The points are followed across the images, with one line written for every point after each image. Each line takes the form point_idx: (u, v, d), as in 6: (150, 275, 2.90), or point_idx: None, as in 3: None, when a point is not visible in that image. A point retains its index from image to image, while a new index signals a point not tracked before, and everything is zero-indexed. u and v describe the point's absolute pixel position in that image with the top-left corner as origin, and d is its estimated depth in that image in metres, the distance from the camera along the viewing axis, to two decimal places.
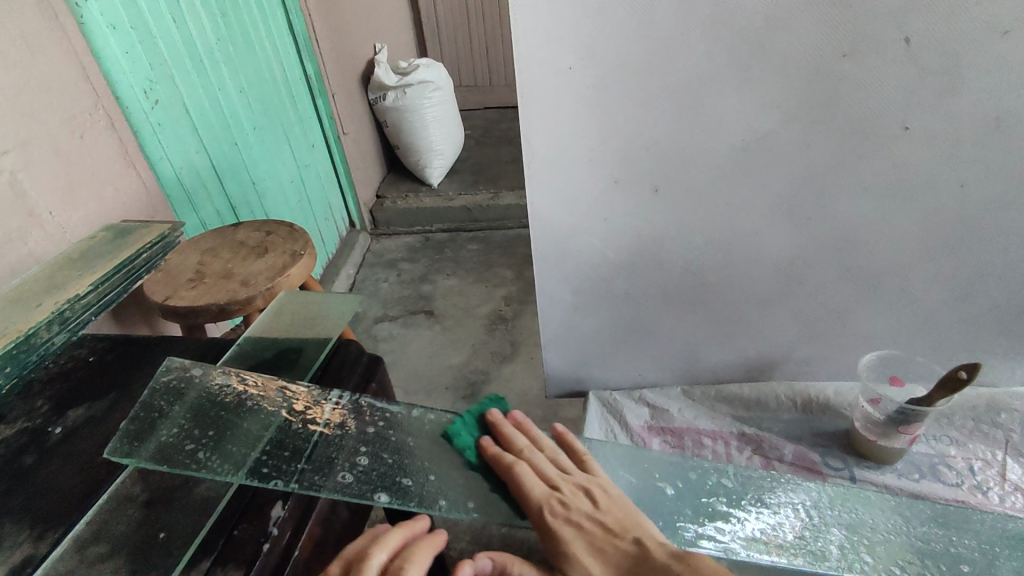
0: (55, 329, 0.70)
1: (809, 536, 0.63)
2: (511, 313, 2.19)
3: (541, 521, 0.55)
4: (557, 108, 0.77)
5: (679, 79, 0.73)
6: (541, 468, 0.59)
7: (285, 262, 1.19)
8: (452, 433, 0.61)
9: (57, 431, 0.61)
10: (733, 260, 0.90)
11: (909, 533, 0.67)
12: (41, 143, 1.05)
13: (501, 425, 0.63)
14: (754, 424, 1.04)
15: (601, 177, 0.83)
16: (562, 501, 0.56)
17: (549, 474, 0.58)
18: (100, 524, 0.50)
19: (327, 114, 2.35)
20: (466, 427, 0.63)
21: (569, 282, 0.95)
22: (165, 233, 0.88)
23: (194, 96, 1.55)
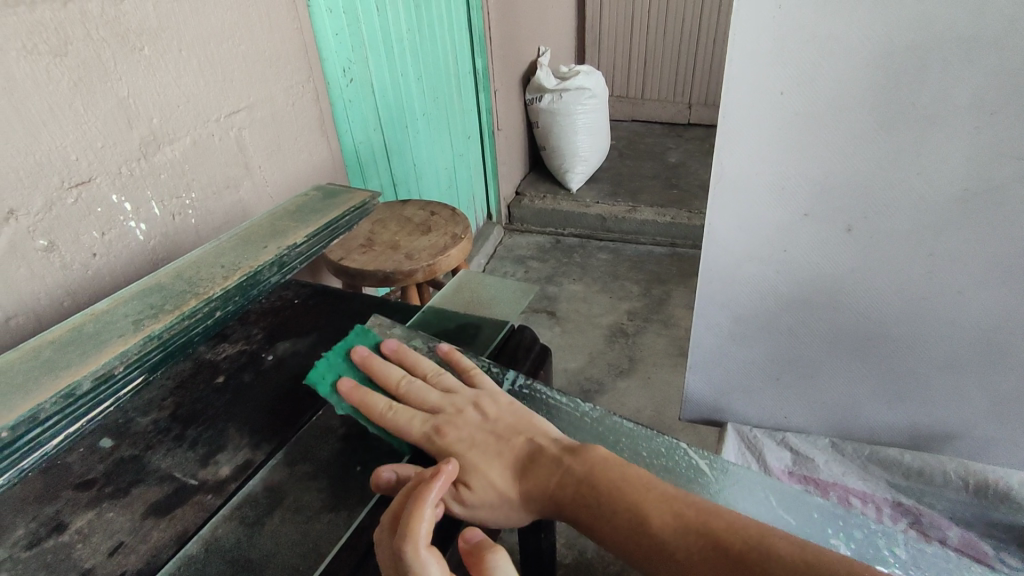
0: (274, 272, 0.78)
1: None
2: (632, 328, 2.17)
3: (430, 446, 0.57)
4: (758, 132, 0.77)
5: (904, 114, 0.70)
6: (422, 396, 0.61)
7: (447, 243, 1.27)
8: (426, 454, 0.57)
9: (269, 357, 0.70)
10: (921, 314, 0.84)
11: None
12: (264, 107, 1.19)
13: (370, 360, 0.64)
14: (913, 496, 0.96)
15: (790, 210, 0.81)
16: (450, 425, 0.58)
17: (453, 407, 0.60)
18: (306, 444, 0.57)
19: (486, 110, 2.45)
20: (328, 365, 0.64)
21: (730, 307, 0.94)
22: (366, 200, 0.95)
23: (380, 79, 1.69)
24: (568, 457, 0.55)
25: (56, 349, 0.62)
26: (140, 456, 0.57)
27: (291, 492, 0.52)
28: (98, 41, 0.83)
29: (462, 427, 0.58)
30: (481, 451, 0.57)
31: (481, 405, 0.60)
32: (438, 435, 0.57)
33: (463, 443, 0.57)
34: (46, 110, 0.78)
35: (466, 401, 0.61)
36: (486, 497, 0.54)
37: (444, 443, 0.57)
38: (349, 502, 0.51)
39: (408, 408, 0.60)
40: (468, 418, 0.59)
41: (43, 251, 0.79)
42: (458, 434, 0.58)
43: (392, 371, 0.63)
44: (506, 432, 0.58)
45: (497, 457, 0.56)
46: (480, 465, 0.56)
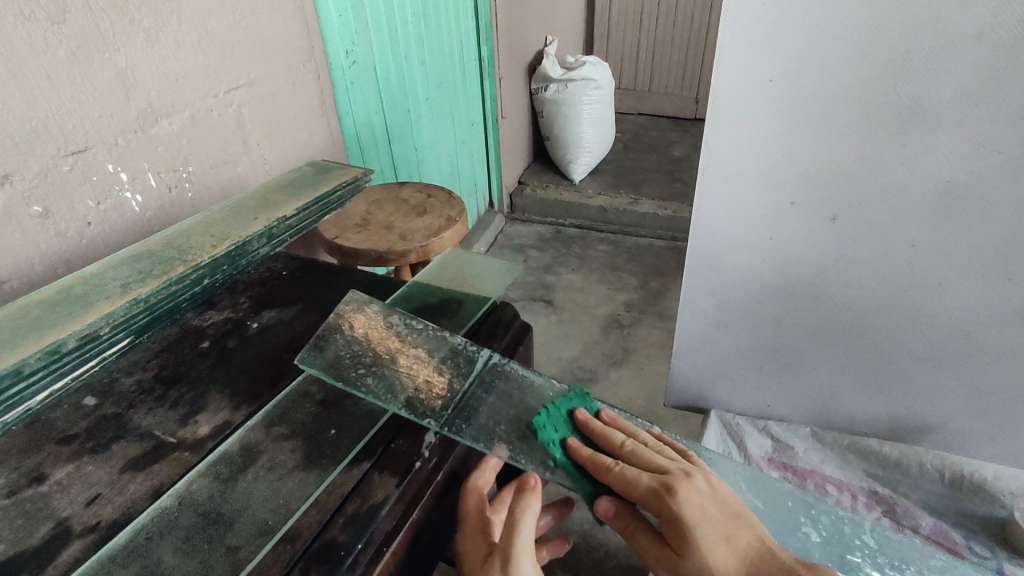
0: (263, 243, 0.80)
1: None
2: (628, 319, 2.17)
3: (658, 506, 0.53)
4: (746, 118, 0.77)
5: (892, 104, 0.71)
6: (649, 458, 0.56)
7: (441, 225, 1.27)
8: (546, 440, 0.58)
9: (254, 325, 0.71)
10: (904, 306, 0.85)
11: None
12: (264, 84, 1.19)
13: (592, 422, 0.60)
14: (888, 486, 0.99)
15: (777, 197, 0.82)
16: (683, 487, 0.53)
17: (694, 475, 0.55)
18: (284, 408, 0.58)
19: (490, 97, 2.45)
20: (548, 416, 0.60)
21: (716, 295, 0.95)
22: (358, 176, 0.96)
23: (383, 61, 1.69)
24: (801, 567, 0.51)
25: (45, 308, 0.64)
26: (122, 415, 0.58)
27: (266, 452, 0.53)
28: (97, 11, 0.84)
29: (696, 494, 0.53)
30: (714, 527, 0.52)
31: (712, 481, 0.55)
32: (669, 496, 0.53)
33: (699, 511, 0.52)
34: (43, 78, 0.78)
35: (695, 470, 0.56)
36: (704, 571, 0.51)
37: (677, 506, 0.52)
38: (321, 462, 0.52)
39: (634, 467, 0.56)
40: (697, 484, 0.54)
41: (38, 217, 0.81)
42: (694, 502, 0.53)
43: (616, 435, 0.59)
44: (740, 514, 0.54)
45: (727, 541, 0.52)
46: (707, 544, 0.51)
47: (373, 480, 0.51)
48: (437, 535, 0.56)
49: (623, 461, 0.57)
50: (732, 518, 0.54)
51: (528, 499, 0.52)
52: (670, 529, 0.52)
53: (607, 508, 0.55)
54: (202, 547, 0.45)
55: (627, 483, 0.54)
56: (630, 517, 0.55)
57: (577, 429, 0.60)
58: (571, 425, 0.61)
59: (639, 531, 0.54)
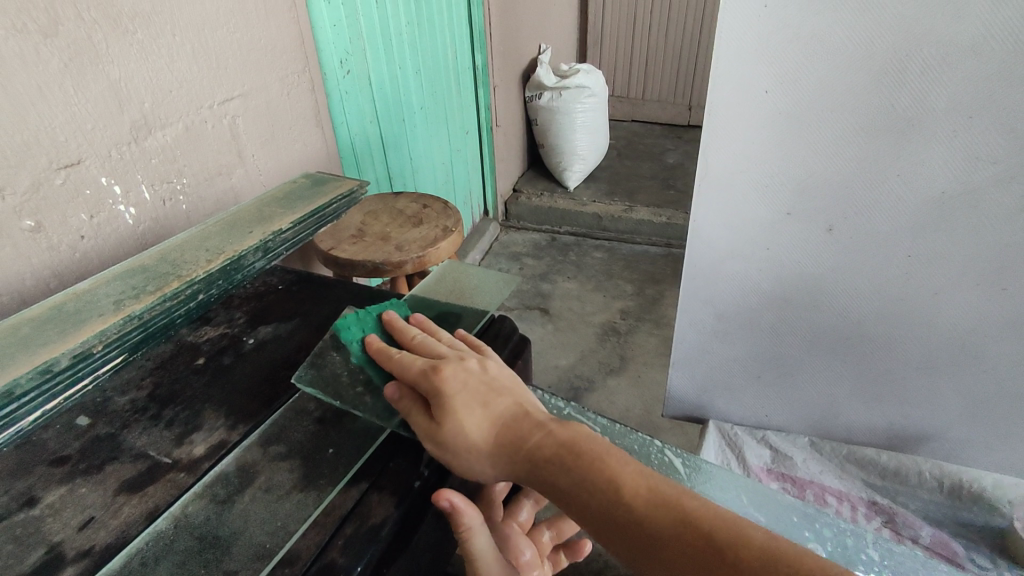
0: (258, 257, 0.78)
1: None
2: (624, 327, 2.17)
3: (426, 383, 0.54)
4: (742, 129, 0.78)
5: (887, 115, 0.71)
6: (433, 348, 0.59)
7: (437, 235, 1.27)
8: (342, 333, 0.63)
9: (250, 341, 0.70)
10: (901, 315, 0.85)
11: None
12: (258, 95, 1.19)
13: (397, 322, 0.63)
14: (887, 495, 1.00)
15: (774, 208, 0.82)
16: (448, 365, 0.55)
17: (464, 356, 0.57)
18: (281, 427, 0.57)
19: (485, 105, 2.45)
20: (356, 318, 0.65)
21: (713, 305, 0.95)
22: (354, 189, 0.96)
23: (378, 70, 1.69)
24: (554, 424, 0.52)
25: (35, 326, 0.62)
26: (116, 435, 0.57)
27: (263, 472, 0.53)
28: (90, 23, 0.83)
29: (461, 370, 0.55)
30: (470, 396, 0.53)
31: (490, 363, 0.57)
32: (434, 372, 0.54)
33: (456, 383, 0.53)
34: (35, 91, 0.78)
35: (472, 355, 0.58)
36: (456, 437, 0.51)
37: (438, 381, 0.53)
38: (320, 482, 0.52)
39: (415, 354, 0.58)
40: (469, 366, 0.56)
41: (30, 231, 0.80)
42: (457, 376, 0.54)
43: (410, 330, 0.62)
44: (501, 387, 0.55)
45: (484, 408, 0.53)
46: (461, 410, 0.52)
47: (373, 500, 0.51)
48: (442, 557, 0.56)
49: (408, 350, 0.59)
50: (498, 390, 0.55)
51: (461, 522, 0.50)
52: (432, 401, 0.53)
53: (393, 392, 0.55)
54: (198, 571, 0.45)
55: (401, 367, 0.56)
56: (406, 403, 0.54)
57: (386, 329, 0.64)
58: (379, 327, 0.64)
59: (410, 411, 0.54)
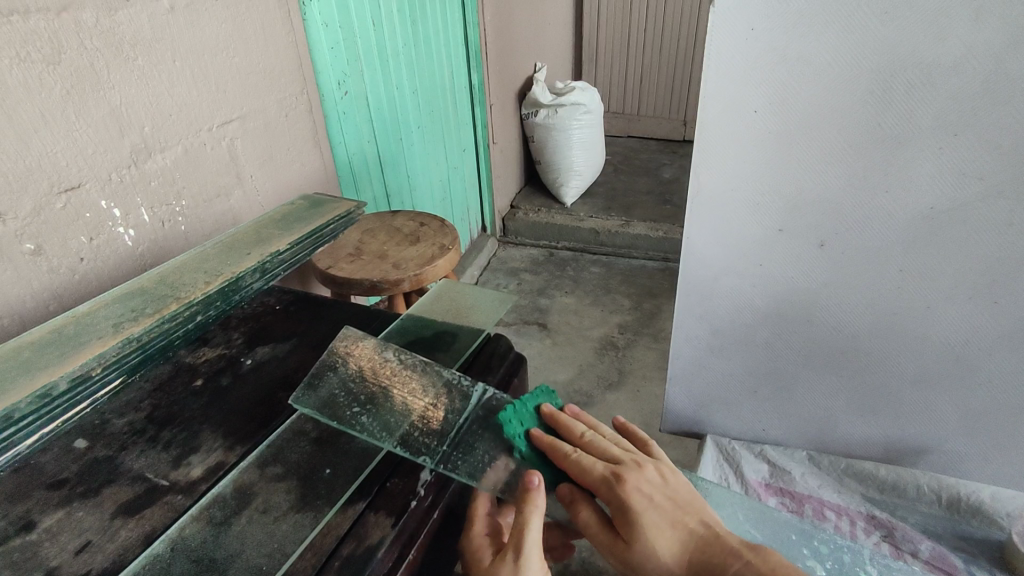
0: (257, 278, 0.79)
1: None
2: (622, 341, 2.18)
3: (608, 493, 0.55)
4: (732, 148, 0.79)
5: (874, 133, 0.72)
6: (604, 449, 0.59)
7: (435, 253, 1.28)
8: (504, 423, 0.61)
9: (248, 362, 0.71)
10: (895, 329, 0.85)
11: None
12: (257, 117, 1.20)
13: (557, 414, 0.62)
14: (886, 509, 1.01)
15: (765, 225, 0.83)
16: (629, 473, 0.56)
17: (647, 467, 0.57)
18: (278, 448, 0.58)
19: (482, 123, 2.48)
20: (515, 412, 0.62)
21: (709, 320, 0.96)
22: (351, 210, 0.97)
23: (375, 91, 1.71)
24: (747, 549, 0.52)
25: (35, 350, 0.63)
26: (114, 457, 0.58)
27: (261, 493, 0.53)
28: (92, 50, 0.85)
29: (646, 486, 0.55)
30: (666, 514, 0.55)
31: (668, 474, 0.58)
32: (619, 482, 0.55)
33: (649, 504, 0.54)
34: (39, 116, 0.79)
35: (649, 462, 0.58)
36: (649, 560, 0.53)
37: (625, 494, 0.54)
38: (316, 503, 0.52)
39: (589, 455, 0.58)
40: (648, 477, 0.56)
41: (30, 254, 0.81)
42: (640, 488, 0.55)
43: (577, 426, 0.61)
44: (687, 506, 0.56)
45: (671, 526, 0.54)
46: (652, 530, 0.53)
47: (369, 521, 0.51)
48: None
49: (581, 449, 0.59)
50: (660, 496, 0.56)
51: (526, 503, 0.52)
52: (618, 513, 0.54)
53: (566, 494, 0.58)
54: None
55: (581, 474, 0.57)
56: (580, 507, 0.56)
57: (542, 420, 0.63)
58: (538, 417, 0.63)
59: (585, 515, 0.56)
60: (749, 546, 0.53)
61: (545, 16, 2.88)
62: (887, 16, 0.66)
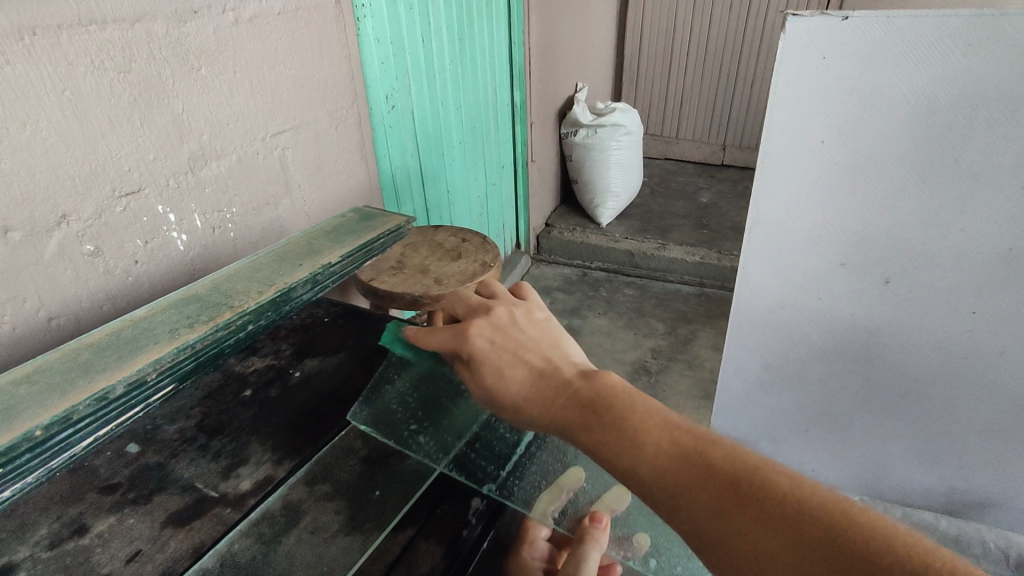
0: (308, 288, 0.79)
1: None
2: (655, 366, 2.14)
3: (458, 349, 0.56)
4: (799, 181, 0.85)
5: (944, 170, 0.78)
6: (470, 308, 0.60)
7: (476, 270, 1.28)
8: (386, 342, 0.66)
9: (296, 374, 0.70)
10: (960, 371, 0.89)
11: None
12: (308, 128, 1.22)
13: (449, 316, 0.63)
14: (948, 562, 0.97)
15: (828, 259, 0.88)
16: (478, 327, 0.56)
17: (503, 308, 0.58)
18: (328, 466, 0.57)
19: (522, 142, 2.49)
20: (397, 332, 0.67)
21: (759, 353, 1.00)
22: (402, 224, 0.97)
23: (421, 106, 1.73)
24: (579, 380, 0.52)
25: (95, 352, 0.64)
26: (165, 464, 0.58)
27: (309, 512, 0.52)
28: (160, 60, 0.87)
29: (489, 328, 0.56)
30: (512, 355, 0.55)
31: (513, 312, 0.58)
32: (467, 334, 0.56)
33: (495, 345, 0.55)
34: (106, 122, 0.81)
35: (501, 304, 0.58)
36: (497, 395, 0.53)
37: (467, 344, 0.55)
38: (365, 526, 0.50)
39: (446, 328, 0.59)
40: (495, 318, 0.57)
41: (89, 256, 0.82)
42: (482, 335, 0.55)
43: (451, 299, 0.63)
44: (529, 341, 0.56)
45: (524, 366, 0.54)
46: (502, 369, 0.54)
47: (420, 548, 0.50)
48: None
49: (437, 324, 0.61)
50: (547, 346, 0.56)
51: (592, 531, 0.52)
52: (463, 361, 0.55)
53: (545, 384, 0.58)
54: None
55: (434, 341, 0.58)
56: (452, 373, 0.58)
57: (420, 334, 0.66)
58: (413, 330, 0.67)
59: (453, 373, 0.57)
60: (584, 375, 0.53)
61: (588, 37, 2.88)
62: (969, 49, 0.72)
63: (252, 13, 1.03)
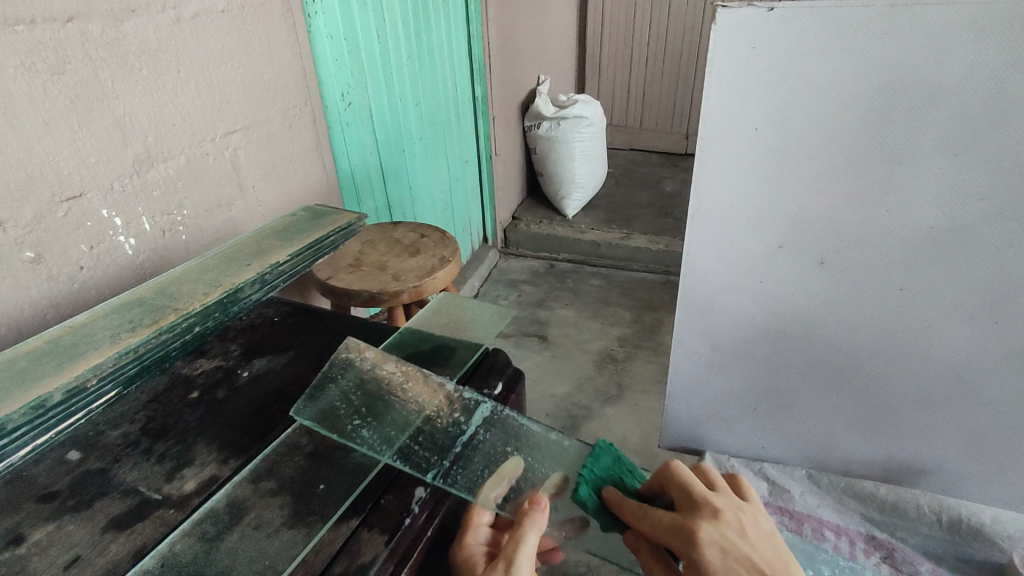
0: (255, 289, 0.79)
1: None
2: (621, 354, 2.18)
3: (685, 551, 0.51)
4: (734, 166, 0.79)
5: (870, 153, 0.72)
6: (688, 494, 0.55)
7: (434, 265, 1.28)
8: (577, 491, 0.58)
9: (244, 374, 0.70)
10: (896, 351, 0.83)
11: None
12: (260, 128, 1.21)
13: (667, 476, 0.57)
14: (886, 530, 1.01)
15: (766, 240, 0.82)
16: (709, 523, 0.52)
17: (737, 513, 0.54)
18: (275, 463, 0.57)
19: (485, 137, 2.49)
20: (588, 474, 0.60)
21: (708, 336, 0.93)
22: (352, 221, 0.97)
23: (379, 102, 1.72)
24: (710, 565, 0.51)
25: (33, 359, 0.63)
26: (107, 469, 0.57)
27: (254, 508, 0.52)
28: (97, 61, 0.86)
29: (714, 530, 0.52)
30: (678, 545, 0.51)
31: (760, 528, 0.54)
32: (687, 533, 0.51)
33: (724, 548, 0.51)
34: (42, 126, 0.80)
35: (725, 503, 0.54)
36: None
37: (700, 551, 0.50)
38: (309, 519, 0.51)
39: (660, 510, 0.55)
40: (726, 521, 0.53)
41: (30, 263, 0.80)
42: (710, 536, 0.51)
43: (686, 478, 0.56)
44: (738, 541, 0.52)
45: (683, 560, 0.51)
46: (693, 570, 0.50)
47: (362, 537, 0.50)
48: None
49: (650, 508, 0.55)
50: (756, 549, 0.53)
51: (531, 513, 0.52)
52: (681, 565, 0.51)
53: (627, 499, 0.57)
54: None
55: (651, 527, 0.53)
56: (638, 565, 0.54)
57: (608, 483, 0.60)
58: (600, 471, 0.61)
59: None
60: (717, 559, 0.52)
61: (548, 30, 2.89)
62: (888, 37, 0.66)
63: (195, 11, 1.01)
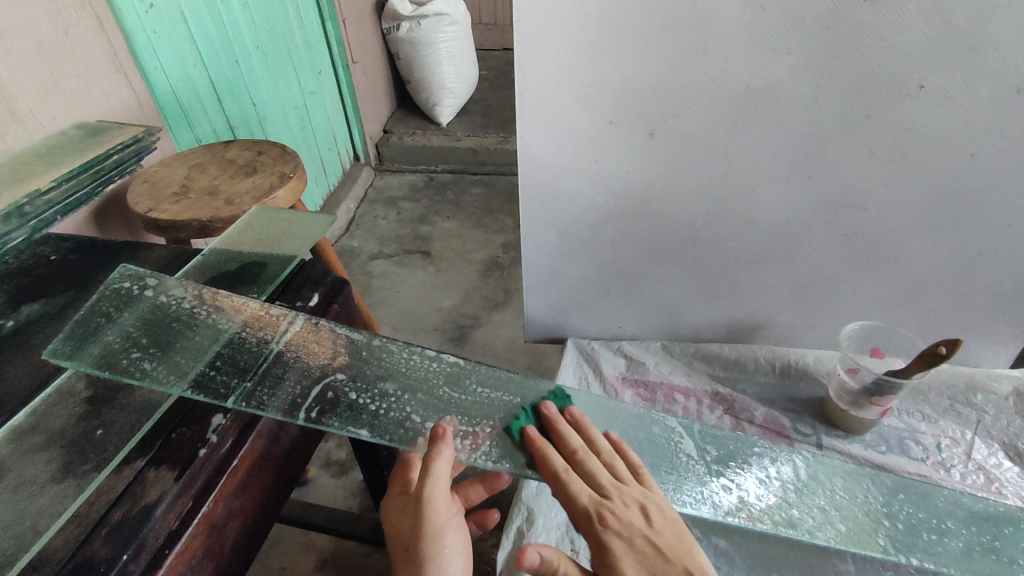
0: (14, 225, 0.69)
1: (773, 497, 0.66)
2: (506, 260, 2.17)
3: (589, 529, 0.51)
4: (554, 40, 0.72)
5: (682, 13, 0.68)
6: (594, 471, 0.54)
7: (273, 183, 1.16)
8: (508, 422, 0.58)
9: (9, 323, 0.59)
10: (727, 216, 0.86)
11: (854, 504, 0.69)
12: (21, 36, 0.98)
13: (556, 417, 0.59)
14: (728, 385, 1.01)
15: (596, 117, 0.78)
16: (613, 512, 0.51)
17: (623, 501, 0.52)
18: (41, 416, 0.48)
19: (336, 42, 2.26)
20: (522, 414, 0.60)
21: (555, 224, 0.91)
22: (140, 135, 0.90)
23: (192, 4, 1.46)
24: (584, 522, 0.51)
25: None
26: None
27: (14, 469, 0.44)
28: None
29: (610, 508, 0.52)
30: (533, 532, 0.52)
31: (651, 502, 0.53)
32: (603, 518, 0.51)
33: (628, 550, 0.50)
34: None
35: (627, 481, 0.55)
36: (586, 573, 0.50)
37: (602, 526, 0.51)
38: (82, 470, 0.44)
39: (583, 470, 0.55)
40: (602, 486, 0.53)
41: None
42: (618, 523, 0.51)
43: (571, 438, 0.57)
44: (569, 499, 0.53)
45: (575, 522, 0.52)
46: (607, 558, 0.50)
47: (148, 478, 0.45)
48: (262, 509, 0.54)
49: (582, 458, 0.56)
50: (664, 533, 0.52)
51: (441, 448, 0.53)
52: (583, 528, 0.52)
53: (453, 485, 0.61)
54: None
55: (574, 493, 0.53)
56: (557, 559, 0.55)
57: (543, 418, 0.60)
58: (536, 412, 0.60)
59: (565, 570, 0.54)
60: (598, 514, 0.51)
61: None
62: None
63: None
